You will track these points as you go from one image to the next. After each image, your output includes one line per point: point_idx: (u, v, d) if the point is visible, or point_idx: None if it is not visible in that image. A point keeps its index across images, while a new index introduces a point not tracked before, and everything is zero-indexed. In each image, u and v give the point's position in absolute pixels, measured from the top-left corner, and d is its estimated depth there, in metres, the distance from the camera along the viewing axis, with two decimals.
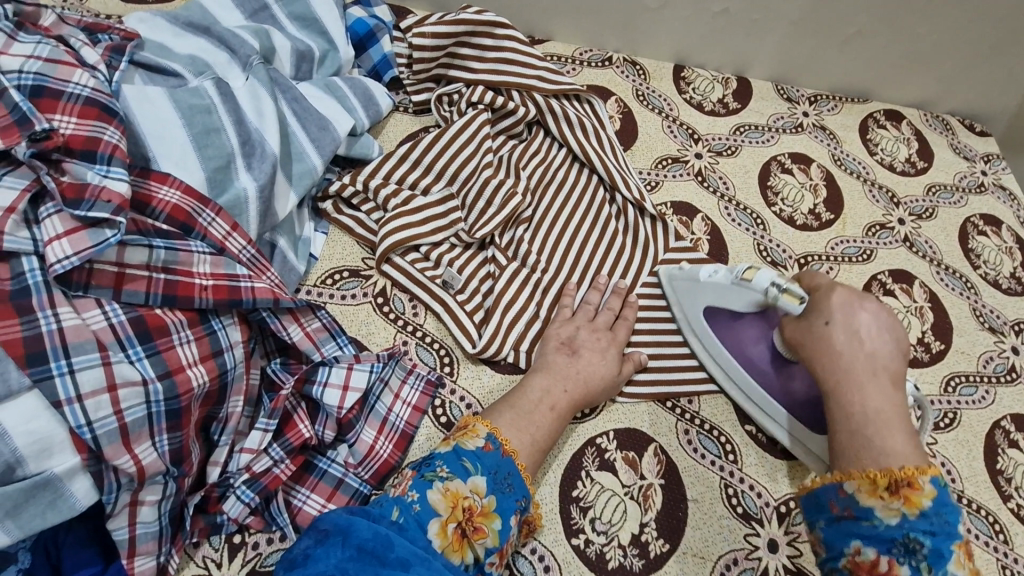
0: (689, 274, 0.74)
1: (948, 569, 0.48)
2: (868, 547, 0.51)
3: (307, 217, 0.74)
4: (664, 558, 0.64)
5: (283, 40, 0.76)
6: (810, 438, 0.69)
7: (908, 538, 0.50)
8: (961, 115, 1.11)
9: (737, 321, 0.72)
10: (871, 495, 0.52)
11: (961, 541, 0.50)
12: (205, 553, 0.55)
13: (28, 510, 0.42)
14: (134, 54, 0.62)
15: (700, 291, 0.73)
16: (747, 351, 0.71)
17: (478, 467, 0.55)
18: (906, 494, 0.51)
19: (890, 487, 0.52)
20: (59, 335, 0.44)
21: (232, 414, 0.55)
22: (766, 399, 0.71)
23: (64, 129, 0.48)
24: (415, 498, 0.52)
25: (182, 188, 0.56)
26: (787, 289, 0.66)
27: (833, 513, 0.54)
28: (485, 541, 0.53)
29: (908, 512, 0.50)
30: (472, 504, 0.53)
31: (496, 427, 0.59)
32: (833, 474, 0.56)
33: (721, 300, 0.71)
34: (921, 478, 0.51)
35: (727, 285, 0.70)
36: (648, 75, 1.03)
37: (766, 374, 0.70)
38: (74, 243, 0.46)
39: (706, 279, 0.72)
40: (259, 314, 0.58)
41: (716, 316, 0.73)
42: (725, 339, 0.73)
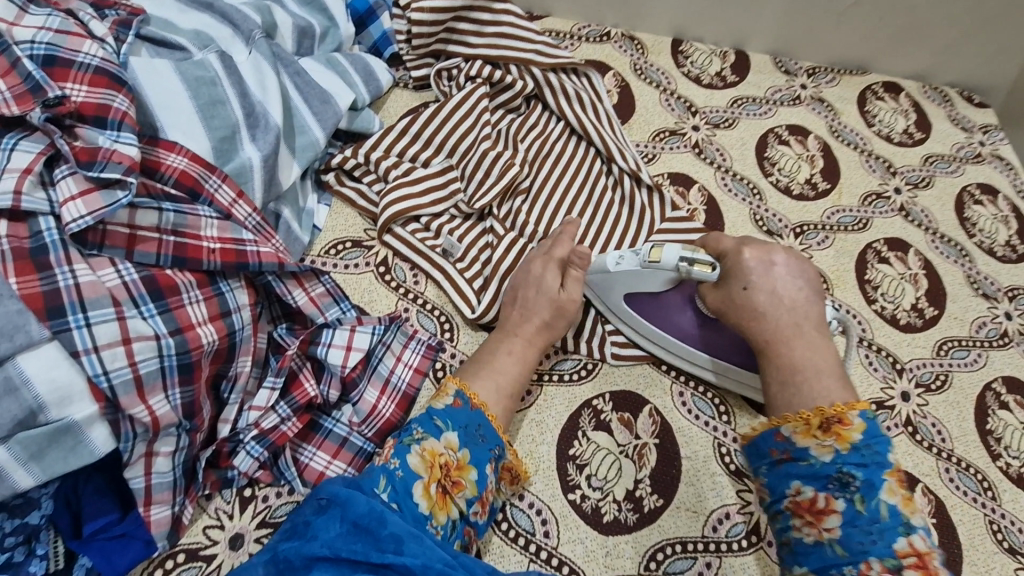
0: (596, 263, 0.70)
1: (880, 497, 0.50)
2: (806, 486, 0.53)
3: (310, 188, 0.76)
4: (657, 513, 0.66)
5: (284, 16, 0.78)
6: (737, 372, 0.70)
7: (841, 472, 0.52)
8: (960, 87, 1.11)
9: (656, 300, 0.70)
10: (805, 435, 0.54)
11: (893, 469, 0.52)
12: (218, 505, 0.58)
13: (51, 453, 0.44)
14: (140, 28, 0.64)
15: (612, 281, 0.70)
16: (673, 324, 0.70)
17: (450, 424, 0.58)
18: (837, 431, 0.53)
19: (822, 426, 0.54)
20: (76, 290, 0.46)
21: (241, 372, 0.58)
22: (697, 356, 0.71)
23: (75, 97, 0.50)
24: (397, 464, 0.54)
25: (189, 155, 0.57)
26: (695, 259, 0.64)
27: (772, 457, 0.56)
28: (465, 492, 0.55)
29: (839, 448, 0.53)
30: (448, 460, 0.56)
31: (464, 383, 0.62)
32: (771, 420, 0.57)
33: (636, 286, 0.69)
34: (851, 414, 0.53)
35: (636, 270, 0.67)
36: (646, 49, 1.03)
37: (694, 337, 0.70)
38: (89, 204, 0.48)
39: (614, 268, 0.69)
40: (265, 278, 0.61)
41: (635, 300, 0.71)
42: (647, 316, 0.71)
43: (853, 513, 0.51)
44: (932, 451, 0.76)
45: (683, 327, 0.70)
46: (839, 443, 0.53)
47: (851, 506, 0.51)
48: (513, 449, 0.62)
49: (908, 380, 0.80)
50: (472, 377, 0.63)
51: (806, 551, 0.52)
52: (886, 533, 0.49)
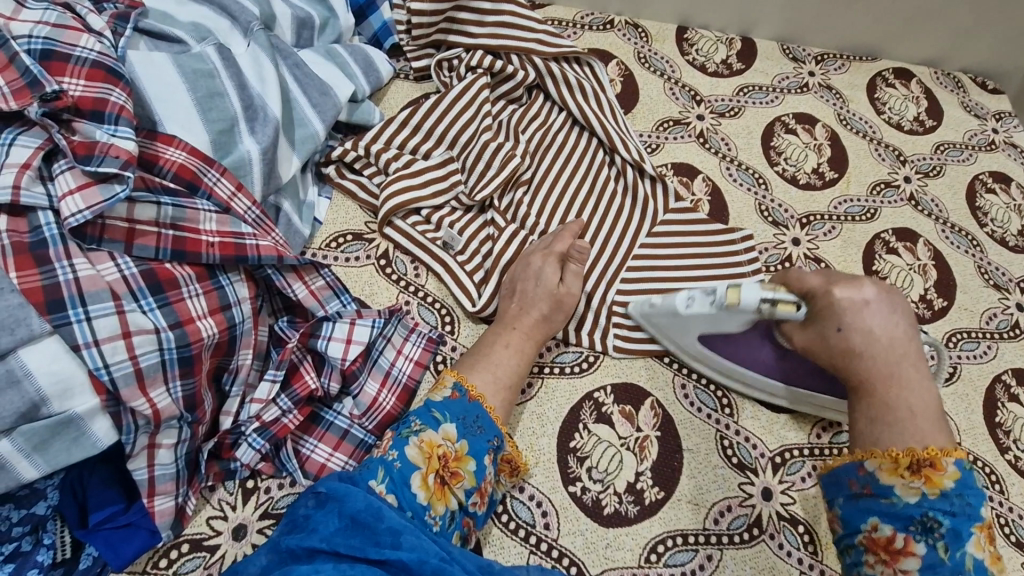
0: (667, 305, 0.68)
1: (965, 549, 0.49)
2: (885, 524, 0.52)
3: (310, 181, 0.76)
4: (659, 505, 0.66)
5: (282, 7, 0.77)
6: (811, 398, 0.69)
7: (925, 516, 0.50)
8: (973, 72, 1.09)
9: (730, 339, 0.68)
10: (891, 474, 0.52)
11: (982, 521, 0.50)
12: (220, 497, 0.59)
13: (54, 445, 0.45)
14: (138, 21, 0.64)
15: (686, 323, 0.68)
16: (748, 359, 0.69)
17: (447, 416, 0.58)
18: (927, 474, 0.51)
19: (911, 467, 0.52)
20: (76, 284, 0.47)
21: (242, 365, 0.58)
22: (772, 385, 0.70)
23: (73, 91, 0.51)
24: (395, 456, 0.54)
25: (188, 149, 0.57)
26: (777, 301, 0.59)
27: (853, 490, 0.55)
28: (463, 483, 0.55)
29: (928, 491, 0.51)
30: (447, 451, 0.56)
31: (462, 375, 0.62)
32: (854, 451, 0.55)
33: (711, 327, 0.66)
34: (945, 459, 0.51)
35: (712, 312, 0.64)
36: (650, 37, 1.02)
37: (772, 369, 0.69)
38: (87, 198, 0.48)
39: (685, 312, 0.66)
40: (264, 271, 0.61)
41: (709, 339, 0.69)
42: (721, 352, 0.70)
43: (936, 559, 0.49)
44: None
45: (759, 361, 0.69)
46: (927, 485, 0.51)
47: (932, 552, 0.49)
48: (511, 441, 0.62)
49: None
50: (474, 370, 0.63)
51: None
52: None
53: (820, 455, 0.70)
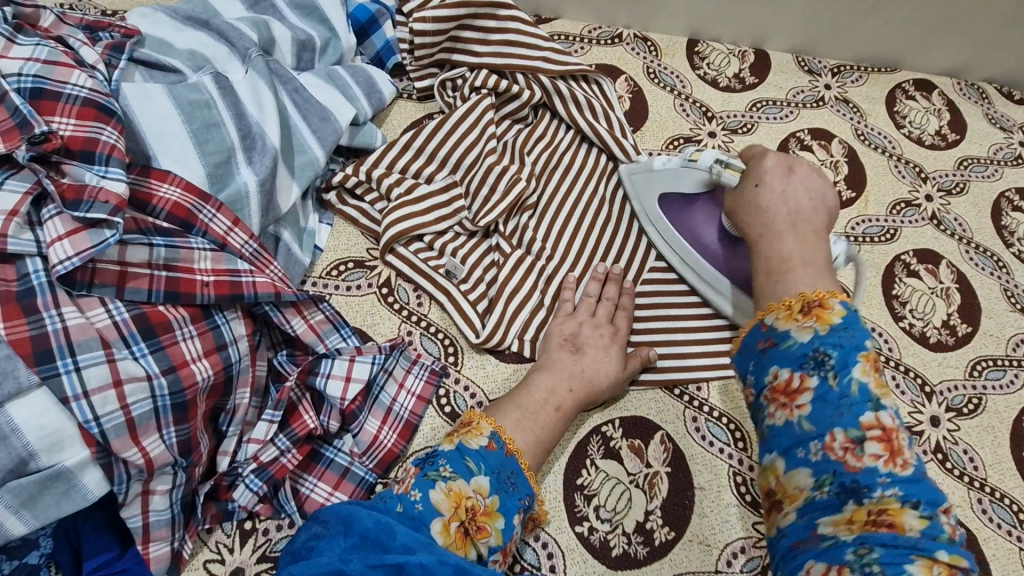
0: (642, 168, 0.78)
1: (853, 375, 0.47)
2: (782, 368, 0.51)
3: (311, 209, 0.74)
4: (669, 546, 0.64)
5: (282, 30, 0.76)
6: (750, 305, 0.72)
7: (817, 350, 0.49)
8: (998, 83, 1.05)
9: (688, 203, 0.75)
10: (787, 319, 0.52)
11: (874, 355, 0.49)
12: (218, 539, 0.57)
13: (43, 500, 0.44)
14: (133, 51, 0.63)
15: (652, 180, 0.77)
16: (698, 232, 0.74)
17: (481, 466, 0.55)
18: (817, 313, 0.51)
19: (803, 309, 0.52)
20: (65, 334, 0.45)
21: (239, 405, 0.56)
22: (712, 273, 0.73)
23: (63, 131, 0.49)
24: (417, 497, 0.52)
25: (182, 184, 0.56)
26: (728, 164, 0.72)
27: (758, 349, 0.53)
28: (488, 539, 0.53)
29: (819, 328, 0.50)
30: (475, 504, 0.53)
31: (500, 425, 0.60)
32: (756, 315, 0.55)
33: (675, 184, 0.76)
34: (832, 299, 0.51)
35: (677, 170, 0.76)
36: (660, 51, 0.99)
37: (717, 251, 0.73)
38: (75, 244, 0.47)
39: (660, 167, 0.77)
40: (262, 308, 0.59)
41: (669, 203, 0.77)
42: (676, 223, 0.76)
43: (826, 389, 0.48)
44: (963, 479, 0.72)
45: (707, 244, 0.74)
46: (820, 325, 0.51)
47: (824, 383, 0.48)
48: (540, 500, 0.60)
49: (938, 403, 0.76)
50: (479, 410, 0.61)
51: (777, 434, 0.50)
52: (856, 408, 0.46)
53: None
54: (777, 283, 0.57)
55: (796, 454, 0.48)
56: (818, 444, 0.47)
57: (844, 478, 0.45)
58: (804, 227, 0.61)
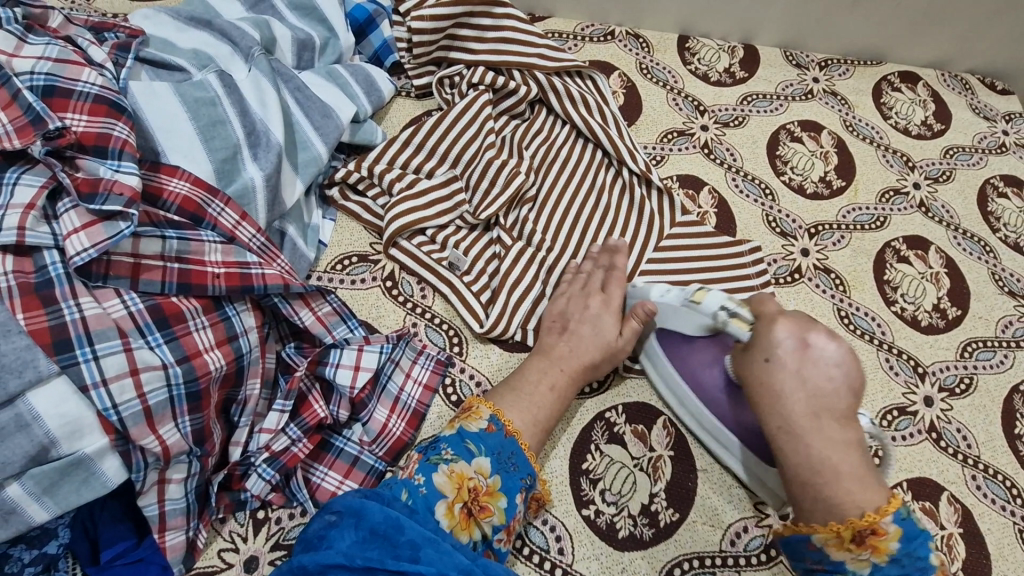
0: (641, 291, 0.69)
1: None
2: None
3: (314, 204, 0.75)
4: (674, 527, 0.65)
5: (282, 30, 0.77)
6: (763, 472, 0.64)
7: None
8: (980, 73, 1.08)
9: (689, 344, 0.67)
10: (839, 549, 0.52)
11: (934, 567, 0.51)
12: (231, 528, 0.58)
13: (64, 487, 0.45)
14: (139, 51, 0.64)
15: (653, 310, 0.68)
16: (700, 381, 0.66)
17: (481, 448, 0.57)
18: (872, 542, 0.51)
19: (856, 538, 0.51)
20: (83, 323, 0.46)
21: (250, 396, 0.57)
22: (715, 425, 0.66)
23: (76, 127, 0.50)
24: (421, 480, 0.53)
25: (191, 179, 0.57)
26: (737, 314, 0.61)
27: (809, 561, 0.55)
28: (492, 519, 0.55)
29: (877, 560, 0.51)
30: (477, 485, 0.55)
31: (498, 408, 0.61)
32: (800, 524, 0.55)
33: (674, 322, 0.66)
34: (885, 524, 0.51)
35: (678, 306, 0.66)
36: (652, 47, 1.01)
37: (721, 402, 0.65)
38: (91, 236, 0.48)
39: (659, 299, 0.67)
40: (271, 299, 0.60)
41: (669, 339, 0.68)
42: (676, 363, 0.68)
43: None
44: (958, 457, 0.73)
45: (709, 390, 0.66)
46: (876, 552, 0.51)
47: None
48: (541, 480, 0.62)
49: (931, 384, 0.78)
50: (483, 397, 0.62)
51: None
52: None
53: None
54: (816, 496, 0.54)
55: None
56: None
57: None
58: (824, 417, 0.55)
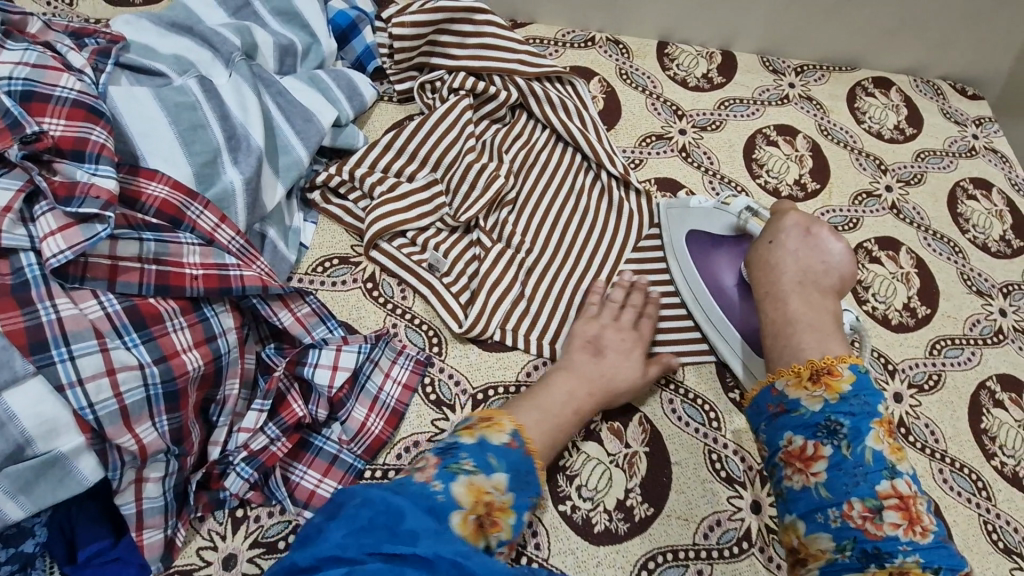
0: (679, 204, 0.80)
1: (866, 444, 0.54)
2: (797, 435, 0.57)
3: (296, 207, 0.76)
4: (648, 521, 0.66)
5: (264, 36, 0.78)
6: (757, 364, 0.72)
7: (828, 419, 0.56)
8: (952, 79, 1.11)
9: (715, 245, 0.77)
10: (797, 387, 0.58)
11: (881, 419, 0.56)
12: (210, 527, 0.59)
13: (40, 486, 0.45)
14: (119, 56, 0.64)
15: (687, 216, 0.79)
16: (717, 276, 0.75)
17: (501, 463, 0.56)
18: (826, 381, 0.57)
19: (812, 377, 0.58)
20: (59, 324, 0.47)
21: (229, 396, 0.58)
22: (723, 319, 0.74)
23: (53, 131, 0.51)
24: (439, 488, 0.52)
25: (170, 182, 0.58)
26: (757, 215, 0.76)
27: (769, 412, 0.60)
28: (500, 533, 0.53)
29: (828, 397, 0.57)
30: (493, 499, 0.54)
31: (520, 424, 0.61)
32: (768, 377, 0.62)
33: (704, 224, 0.78)
34: (840, 366, 0.58)
35: (711, 210, 0.78)
36: (631, 53, 1.03)
37: (732, 298, 0.74)
38: (68, 238, 0.49)
39: (695, 206, 0.79)
40: (250, 301, 0.61)
41: (698, 241, 0.78)
42: (698, 261, 0.77)
43: (840, 457, 0.54)
44: (926, 452, 0.75)
45: (724, 287, 0.75)
46: (828, 392, 0.57)
47: (838, 452, 0.55)
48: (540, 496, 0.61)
49: (900, 381, 0.80)
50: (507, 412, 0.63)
51: (795, 496, 0.56)
52: (871, 476, 0.53)
53: None
54: (786, 345, 0.62)
55: (817, 518, 0.54)
56: (836, 509, 0.53)
57: (864, 543, 0.52)
58: (810, 287, 0.66)
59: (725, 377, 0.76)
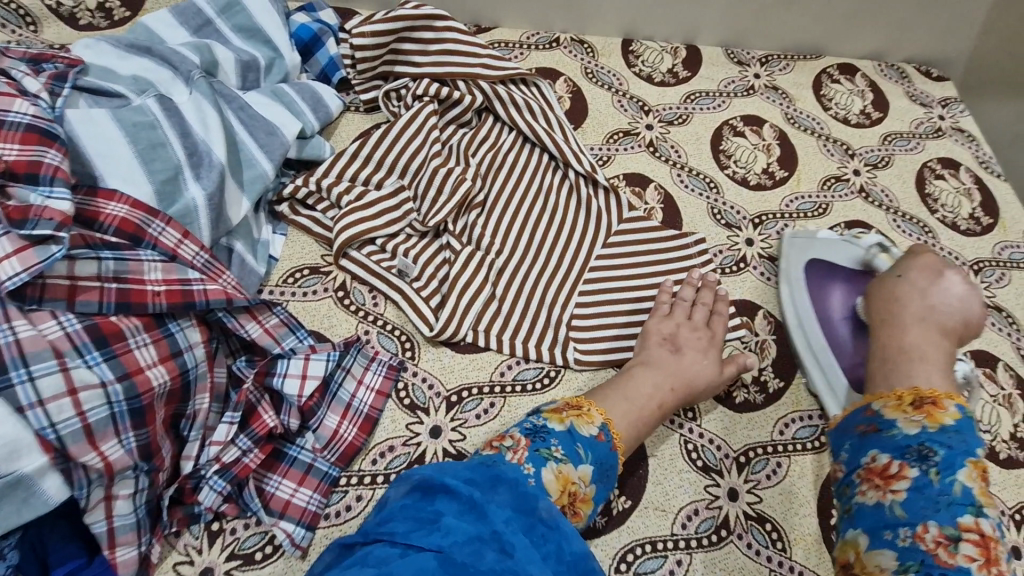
0: (806, 235, 0.82)
1: (957, 477, 0.52)
2: (883, 454, 0.55)
3: (264, 220, 0.76)
4: (626, 514, 0.67)
5: (225, 53, 0.79)
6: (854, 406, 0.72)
7: (921, 445, 0.54)
8: (917, 62, 1.12)
9: (835, 276, 0.78)
10: (895, 409, 0.58)
11: (978, 464, 0.53)
12: (186, 541, 0.59)
13: (4, 507, 0.46)
14: (77, 80, 0.65)
15: (811, 245, 0.81)
16: (829, 305, 0.77)
17: (589, 456, 0.59)
18: (928, 410, 0.56)
19: (914, 404, 0.57)
20: (17, 346, 0.48)
21: (199, 410, 0.58)
22: (825, 348, 0.75)
23: (7, 156, 0.52)
24: (531, 472, 0.54)
25: (130, 202, 0.59)
26: (887, 252, 0.76)
27: (858, 432, 0.59)
28: (579, 523, 0.57)
29: (927, 425, 0.55)
30: (577, 490, 0.56)
31: (608, 418, 0.63)
32: (865, 399, 0.61)
33: (830, 254, 0.79)
34: (947, 401, 0.57)
35: (837, 241, 0.79)
36: (596, 52, 1.04)
37: (840, 330, 0.75)
38: (23, 261, 0.49)
39: (823, 237, 0.80)
40: (216, 314, 0.61)
41: (817, 269, 0.79)
42: (812, 288, 0.79)
43: (925, 481, 0.52)
44: None
45: (833, 318, 0.76)
46: (928, 421, 0.56)
47: (925, 476, 0.52)
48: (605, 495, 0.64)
49: None
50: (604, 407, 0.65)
51: (865, 512, 0.54)
52: (955, 508, 0.50)
53: (784, 451, 0.72)
54: (892, 370, 0.63)
55: (884, 535, 0.51)
56: (909, 530, 0.50)
57: (931, 569, 0.48)
58: (931, 324, 0.66)
59: None
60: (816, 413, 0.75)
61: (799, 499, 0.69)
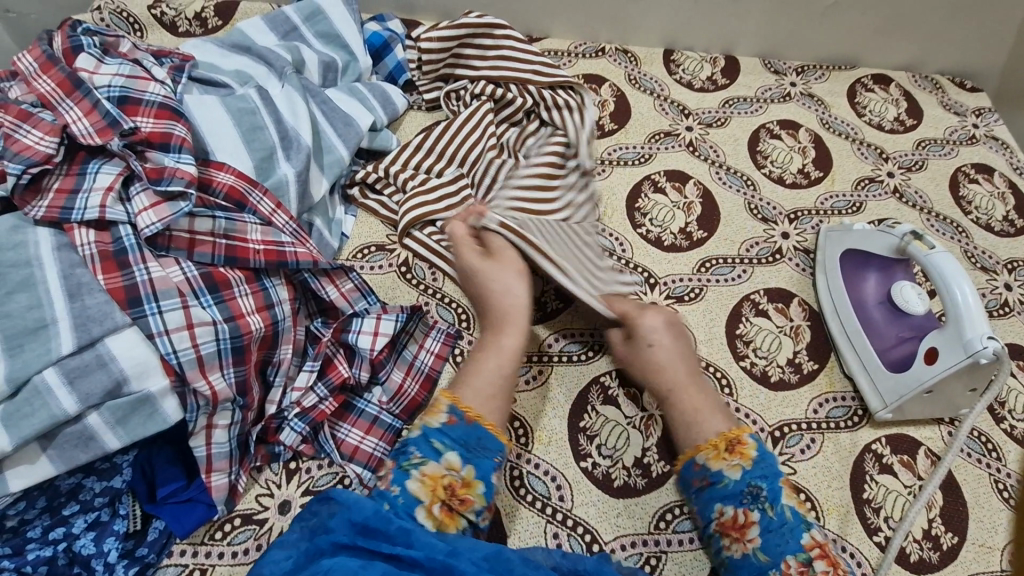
0: (841, 229, 0.86)
1: (783, 503, 0.60)
2: (727, 506, 0.61)
3: (337, 201, 0.85)
4: (666, 477, 0.71)
5: (310, 54, 0.89)
6: (886, 387, 0.76)
7: (750, 485, 0.61)
8: (950, 74, 1.17)
9: (868, 264, 0.82)
10: (717, 459, 0.63)
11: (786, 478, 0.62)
12: (267, 477, 0.65)
13: (134, 420, 0.54)
14: (191, 72, 0.75)
15: (846, 236, 0.84)
16: (862, 292, 0.81)
17: (448, 444, 0.60)
18: (739, 450, 0.63)
19: (728, 447, 0.64)
20: (150, 284, 0.56)
21: (284, 359, 0.66)
22: (859, 332, 0.79)
23: (145, 127, 0.62)
24: (397, 491, 0.56)
25: (235, 173, 0.67)
26: (921, 239, 0.74)
27: (695, 486, 0.64)
28: (474, 505, 0.58)
29: (744, 464, 0.62)
30: (452, 480, 0.58)
31: (456, 396, 0.64)
32: (686, 452, 0.66)
33: (863, 245, 0.82)
34: (745, 434, 0.64)
35: (870, 232, 0.81)
36: (639, 60, 1.11)
37: (872, 314, 0.80)
38: (158, 213, 0.59)
39: (857, 228, 0.83)
40: (302, 276, 0.70)
41: (851, 259, 0.84)
42: (846, 276, 0.83)
43: (768, 519, 0.59)
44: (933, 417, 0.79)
45: (866, 303, 0.81)
46: (743, 460, 0.63)
47: (766, 515, 0.60)
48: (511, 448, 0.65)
49: None
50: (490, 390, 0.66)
51: (738, 564, 0.60)
52: (795, 532, 0.59)
53: (818, 429, 0.76)
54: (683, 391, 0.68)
55: None
56: (775, 569, 0.57)
57: None
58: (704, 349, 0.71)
59: (736, 347, 0.81)
60: (850, 394, 0.79)
61: (830, 474, 0.73)
